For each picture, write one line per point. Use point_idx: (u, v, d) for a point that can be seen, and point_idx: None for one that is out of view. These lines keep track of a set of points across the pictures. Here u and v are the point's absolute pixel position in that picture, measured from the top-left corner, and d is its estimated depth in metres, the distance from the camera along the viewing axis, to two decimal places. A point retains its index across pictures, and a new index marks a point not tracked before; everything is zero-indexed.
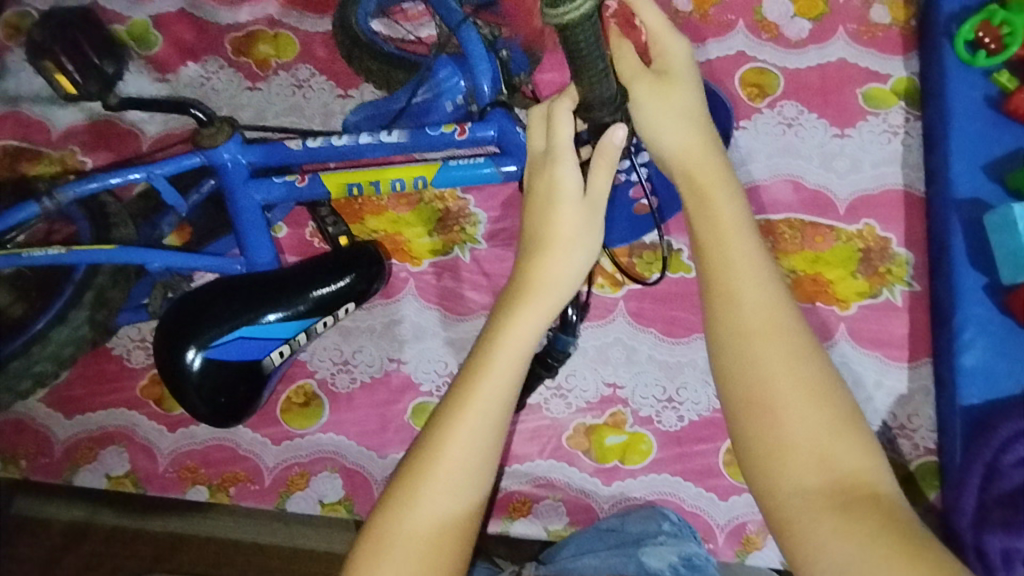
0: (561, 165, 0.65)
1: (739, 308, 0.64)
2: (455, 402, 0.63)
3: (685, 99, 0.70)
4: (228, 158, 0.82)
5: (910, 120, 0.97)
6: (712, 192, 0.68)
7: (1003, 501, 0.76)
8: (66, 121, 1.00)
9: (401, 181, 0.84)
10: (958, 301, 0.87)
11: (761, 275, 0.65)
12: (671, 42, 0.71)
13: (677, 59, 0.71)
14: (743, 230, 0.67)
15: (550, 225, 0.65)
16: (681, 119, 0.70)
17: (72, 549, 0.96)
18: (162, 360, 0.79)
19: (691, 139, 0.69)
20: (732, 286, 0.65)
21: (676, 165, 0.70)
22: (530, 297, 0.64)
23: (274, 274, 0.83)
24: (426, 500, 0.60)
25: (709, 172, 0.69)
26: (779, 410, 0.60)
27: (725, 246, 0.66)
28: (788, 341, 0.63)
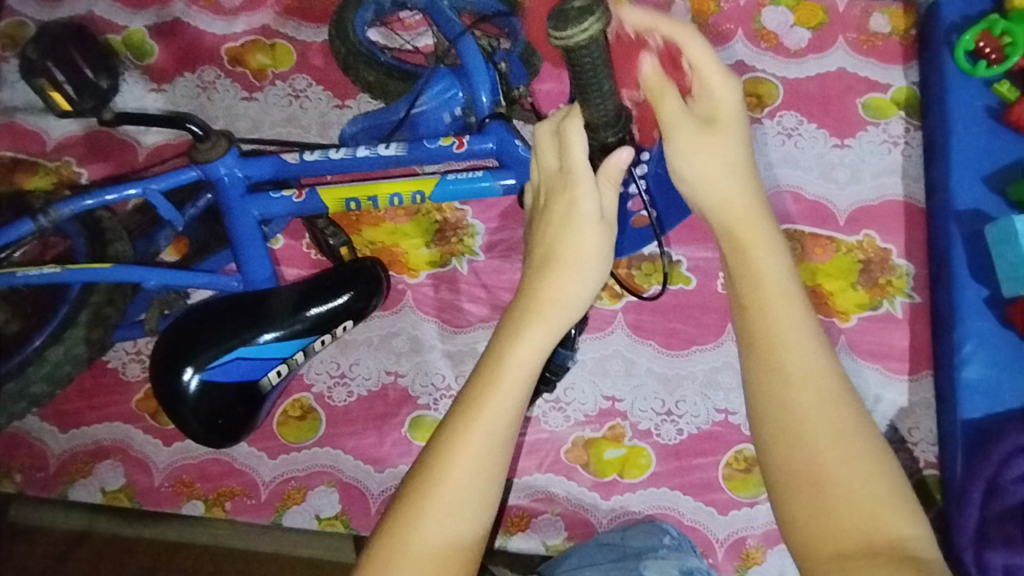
0: (572, 179, 0.63)
1: (785, 377, 0.60)
2: (459, 420, 0.60)
3: (729, 154, 0.67)
4: (225, 172, 0.81)
5: (911, 130, 0.97)
6: (754, 246, 0.65)
7: (1003, 517, 0.76)
8: (61, 132, 1.00)
9: (398, 195, 0.83)
10: (959, 313, 0.86)
11: (807, 329, 0.62)
12: (722, 88, 0.67)
13: (727, 108, 0.67)
14: (787, 291, 0.63)
15: (560, 245, 0.63)
16: (726, 175, 0.67)
17: (65, 559, 0.91)
18: (160, 381, 0.79)
19: (732, 192, 0.67)
20: (776, 351, 0.61)
21: (717, 220, 0.68)
22: (538, 315, 0.62)
23: (274, 292, 0.82)
24: (430, 525, 0.58)
25: (751, 225, 0.66)
26: (825, 477, 0.56)
27: (767, 298, 0.63)
28: (834, 410, 0.59)
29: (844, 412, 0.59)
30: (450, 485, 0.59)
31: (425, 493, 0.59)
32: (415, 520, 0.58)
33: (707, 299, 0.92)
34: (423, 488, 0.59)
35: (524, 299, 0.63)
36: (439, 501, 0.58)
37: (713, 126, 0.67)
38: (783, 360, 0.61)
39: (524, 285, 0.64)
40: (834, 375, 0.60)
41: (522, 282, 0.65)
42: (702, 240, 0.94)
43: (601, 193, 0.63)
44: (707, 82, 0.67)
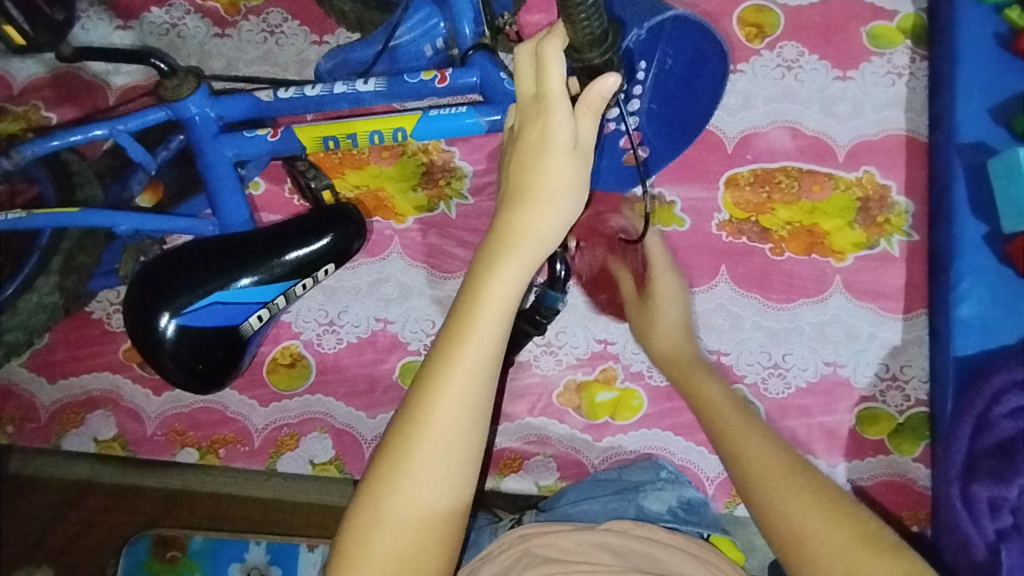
0: (548, 110, 0.59)
1: (773, 486, 0.66)
2: (442, 357, 0.59)
3: (669, 319, 0.84)
4: (196, 112, 0.77)
5: (916, 60, 0.93)
6: (696, 376, 0.80)
7: (992, 452, 0.76)
8: (27, 74, 0.95)
9: (378, 133, 0.79)
10: (958, 251, 0.85)
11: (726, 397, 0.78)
12: (666, 279, 0.85)
13: (664, 291, 0.84)
14: (751, 419, 0.73)
15: (536, 176, 0.60)
16: (669, 333, 0.83)
17: (71, 507, 0.93)
18: (135, 328, 0.77)
19: (678, 346, 0.83)
20: (754, 470, 0.68)
21: (667, 369, 0.83)
22: (511, 250, 0.60)
23: (251, 234, 0.80)
24: (419, 464, 0.58)
25: (692, 368, 0.81)
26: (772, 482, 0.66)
27: (695, 390, 0.80)
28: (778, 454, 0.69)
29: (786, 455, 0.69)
30: (437, 425, 0.58)
31: (411, 433, 0.58)
32: (406, 458, 0.58)
33: (701, 241, 0.90)
34: (409, 431, 0.58)
35: (497, 232, 0.61)
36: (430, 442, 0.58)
37: (654, 301, 0.84)
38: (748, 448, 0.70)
39: (497, 222, 0.61)
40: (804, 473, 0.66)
41: (495, 219, 0.62)
42: (697, 180, 0.92)
43: (579, 122, 0.60)
44: (652, 275, 0.85)
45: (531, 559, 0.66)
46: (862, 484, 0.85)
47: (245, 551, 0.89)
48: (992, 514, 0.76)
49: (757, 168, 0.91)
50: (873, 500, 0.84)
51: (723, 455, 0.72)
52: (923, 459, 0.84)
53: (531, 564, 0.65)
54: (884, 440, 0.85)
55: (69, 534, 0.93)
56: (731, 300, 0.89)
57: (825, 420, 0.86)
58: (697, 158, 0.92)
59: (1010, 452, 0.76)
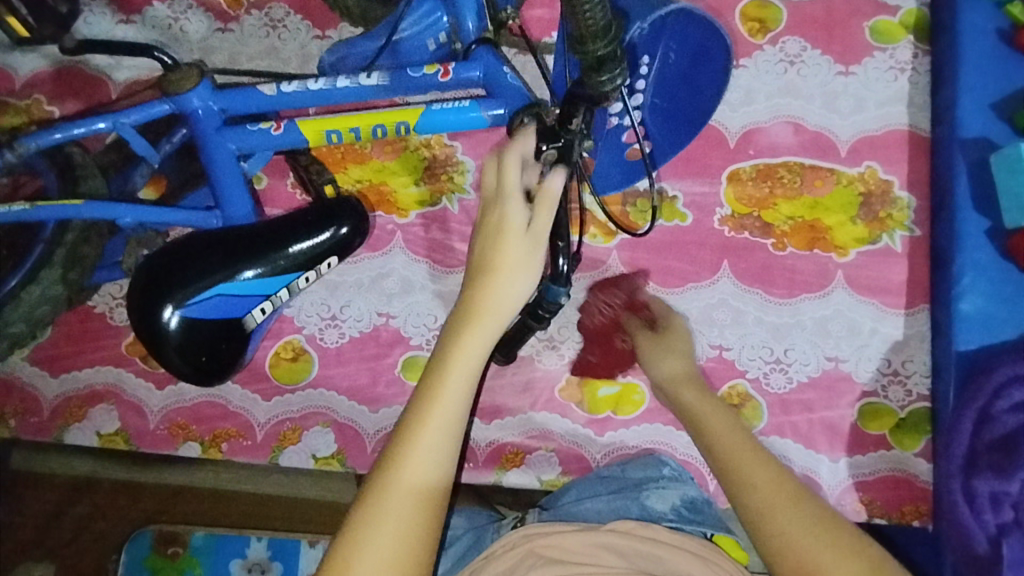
0: (510, 198, 0.69)
1: (782, 520, 0.68)
2: (414, 421, 0.66)
3: (682, 345, 0.85)
4: (199, 105, 0.77)
5: (918, 56, 0.93)
6: (701, 405, 0.80)
7: (993, 446, 0.76)
8: (29, 68, 0.95)
9: (382, 127, 0.79)
10: (959, 246, 0.85)
11: (729, 421, 0.78)
12: (677, 316, 0.88)
13: (676, 325, 0.87)
14: (757, 447, 0.74)
15: (496, 253, 0.70)
16: (679, 358, 0.84)
17: (76, 503, 0.96)
18: (139, 321, 0.77)
19: (685, 369, 0.83)
20: (761, 500, 0.70)
21: (671, 392, 0.82)
22: (475, 320, 0.69)
23: (255, 227, 0.80)
24: (386, 517, 0.62)
25: (698, 394, 0.81)
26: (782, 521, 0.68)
27: (700, 416, 0.79)
28: (786, 488, 0.70)
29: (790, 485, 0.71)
30: (405, 484, 0.64)
31: (381, 492, 0.63)
32: (387, 489, 0.64)
33: (704, 236, 0.90)
34: (380, 489, 0.64)
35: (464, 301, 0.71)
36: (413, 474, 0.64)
37: (668, 333, 0.86)
38: (757, 486, 0.71)
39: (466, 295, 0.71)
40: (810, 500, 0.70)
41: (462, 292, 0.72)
42: (699, 175, 0.92)
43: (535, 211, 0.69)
44: (664, 316, 0.88)
45: (536, 559, 0.67)
46: (864, 479, 0.85)
47: (246, 547, 0.92)
48: (994, 509, 0.76)
49: (759, 163, 0.91)
50: (875, 495, 0.84)
51: (725, 484, 0.73)
52: (925, 453, 0.85)
53: (535, 565, 0.66)
54: (885, 434, 0.85)
55: (74, 528, 0.96)
56: (733, 295, 0.89)
57: (827, 415, 0.86)
58: (700, 153, 0.92)
59: (1011, 446, 0.76)
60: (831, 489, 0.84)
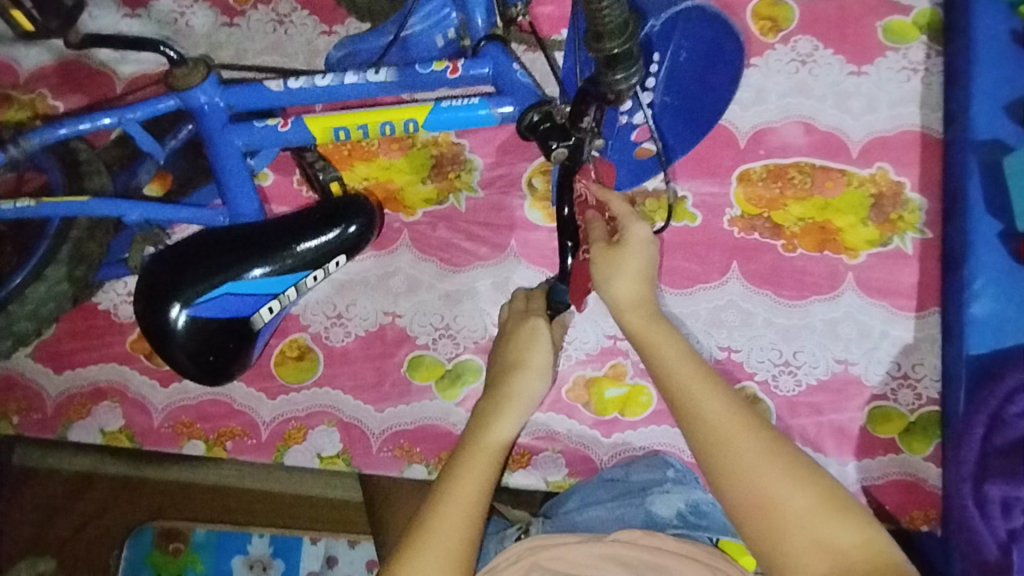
0: (532, 314, 0.81)
1: (740, 462, 0.62)
2: (466, 449, 0.71)
3: (637, 264, 0.70)
4: (205, 101, 0.76)
5: (932, 56, 0.92)
6: (658, 333, 0.69)
7: (1004, 451, 0.76)
8: (33, 62, 0.94)
9: (390, 124, 0.78)
10: (972, 249, 0.83)
11: (682, 353, 0.68)
12: (636, 224, 0.71)
13: (636, 238, 0.70)
14: (714, 379, 0.66)
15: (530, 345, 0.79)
16: (633, 280, 0.70)
17: (77, 499, 0.95)
18: (146, 320, 0.77)
19: (636, 291, 0.70)
20: (719, 443, 0.63)
21: (624, 315, 0.71)
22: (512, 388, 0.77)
23: (262, 226, 0.79)
24: (449, 517, 0.66)
25: (653, 322, 0.70)
26: (744, 470, 0.61)
27: (655, 346, 0.69)
28: (747, 427, 0.63)
29: (752, 425, 0.63)
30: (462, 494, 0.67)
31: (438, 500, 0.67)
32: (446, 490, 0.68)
33: (713, 237, 0.90)
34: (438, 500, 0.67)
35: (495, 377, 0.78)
36: (476, 461, 0.70)
37: (622, 247, 0.70)
38: (718, 426, 0.63)
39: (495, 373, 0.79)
40: (772, 434, 0.63)
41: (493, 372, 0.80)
42: (709, 175, 0.91)
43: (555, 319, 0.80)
44: (623, 222, 0.72)
45: (541, 572, 0.67)
46: (872, 484, 0.84)
47: (248, 544, 0.93)
48: (1004, 515, 0.75)
49: (769, 163, 0.90)
50: (883, 499, 0.84)
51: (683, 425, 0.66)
52: (935, 458, 0.84)
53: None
54: (894, 438, 0.85)
55: (75, 523, 0.96)
56: (743, 297, 0.88)
57: (836, 418, 0.86)
58: (709, 153, 0.91)
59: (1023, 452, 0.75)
60: None
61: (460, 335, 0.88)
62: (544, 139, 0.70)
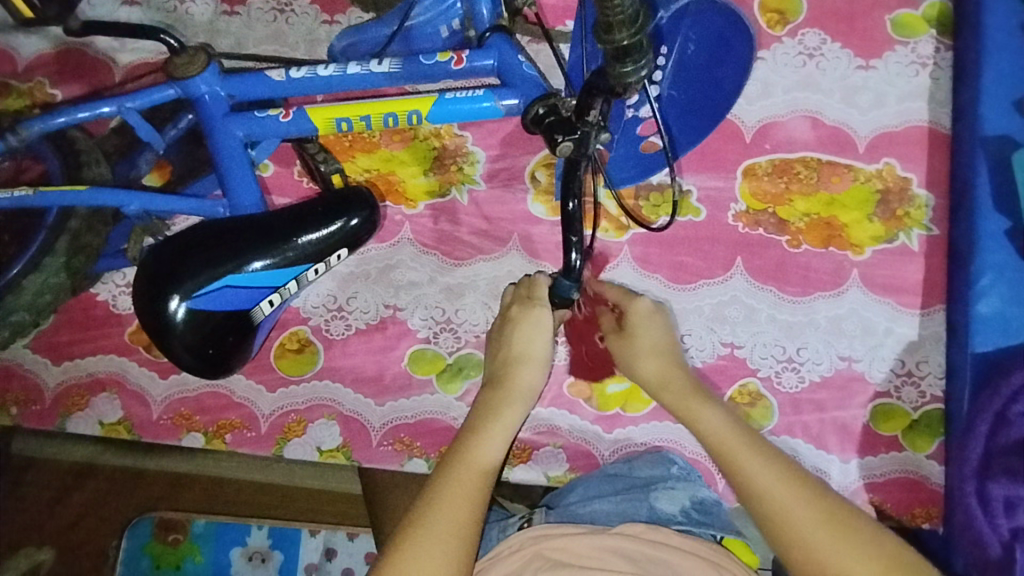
0: (536, 304, 0.79)
1: (801, 529, 0.65)
2: (455, 458, 0.70)
3: (648, 339, 0.81)
4: (206, 90, 0.75)
5: (940, 50, 0.91)
6: (695, 405, 0.76)
7: (1009, 450, 0.75)
8: (32, 50, 0.93)
9: (393, 116, 0.77)
10: (979, 246, 0.82)
11: (727, 424, 0.73)
12: (634, 301, 0.82)
13: (636, 315, 0.82)
14: (758, 445, 0.71)
15: (528, 345, 0.78)
16: (650, 357, 0.80)
17: (77, 489, 0.95)
18: (145, 311, 0.76)
19: (664, 369, 0.79)
20: (773, 509, 0.66)
21: (657, 392, 0.79)
22: (509, 395, 0.76)
23: (263, 217, 0.78)
24: (432, 526, 0.64)
25: (687, 395, 0.77)
26: (807, 537, 0.64)
27: (696, 417, 0.75)
28: (799, 492, 0.67)
29: (806, 487, 0.67)
30: (449, 502, 0.66)
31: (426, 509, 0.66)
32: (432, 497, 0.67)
33: (717, 232, 0.89)
34: (423, 508, 0.66)
35: (496, 380, 0.78)
36: (466, 468, 0.69)
37: (631, 330, 0.81)
38: (771, 494, 0.67)
39: (492, 378, 0.79)
40: (821, 494, 0.67)
41: (490, 377, 0.79)
42: (713, 169, 0.90)
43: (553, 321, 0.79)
44: (623, 303, 0.83)
45: (543, 562, 0.67)
46: (874, 480, 0.84)
47: (247, 535, 0.93)
48: (1009, 513, 0.74)
49: (775, 158, 0.90)
50: (885, 496, 0.83)
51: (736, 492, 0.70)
52: (938, 455, 0.84)
53: (543, 568, 0.67)
54: (897, 436, 0.84)
55: (75, 513, 0.96)
56: (747, 293, 0.88)
57: (839, 415, 0.85)
58: (715, 147, 0.90)
59: None
60: (841, 490, 0.84)
61: (461, 329, 0.88)
62: (550, 133, 0.68)
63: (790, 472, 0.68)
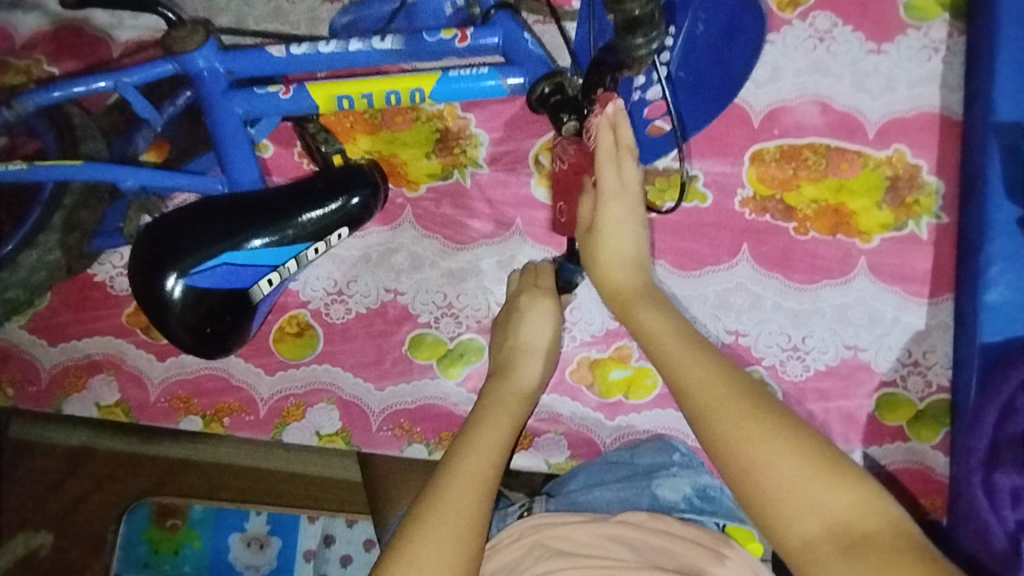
0: (545, 294, 0.80)
1: (728, 425, 0.55)
2: (458, 448, 0.68)
3: (616, 247, 0.69)
4: (203, 66, 0.73)
5: (954, 35, 0.89)
6: (640, 307, 0.66)
7: (1016, 441, 0.74)
8: (29, 27, 0.91)
9: (395, 94, 0.75)
10: (990, 234, 0.81)
11: (667, 322, 0.64)
12: (613, 201, 0.69)
13: (608, 218, 0.69)
14: (698, 342, 0.61)
15: (533, 334, 0.78)
16: (614, 264, 0.69)
17: (74, 473, 0.95)
18: (141, 289, 0.75)
19: (624, 278, 0.69)
20: (702, 406, 0.57)
21: (611, 301, 0.70)
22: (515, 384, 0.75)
23: (262, 195, 0.77)
24: (438, 523, 0.62)
25: (636, 297, 0.67)
26: (732, 436, 0.55)
27: (638, 319, 0.66)
28: (731, 389, 0.57)
29: (742, 386, 0.57)
30: (453, 496, 0.64)
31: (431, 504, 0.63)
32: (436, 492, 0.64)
33: (723, 218, 0.87)
34: (428, 503, 0.64)
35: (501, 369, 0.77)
36: (471, 457, 0.67)
37: (597, 229, 0.70)
38: (702, 391, 0.57)
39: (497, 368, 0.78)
40: (757, 394, 0.57)
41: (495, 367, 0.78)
42: (721, 154, 0.88)
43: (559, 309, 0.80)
44: (602, 199, 0.69)
45: (543, 551, 0.67)
46: (877, 470, 0.84)
47: (245, 520, 0.92)
48: (1015, 505, 0.73)
49: (783, 143, 0.88)
50: (889, 487, 0.83)
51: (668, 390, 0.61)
52: (943, 446, 0.83)
53: (542, 557, 0.66)
54: (903, 426, 0.83)
55: (71, 498, 0.95)
56: (752, 280, 0.86)
57: (844, 405, 0.84)
58: (722, 131, 0.89)
59: None
60: None
61: (463, 313, 0.87)
62: (555, 112, 0.69)
63: (725, 371, 0.58)
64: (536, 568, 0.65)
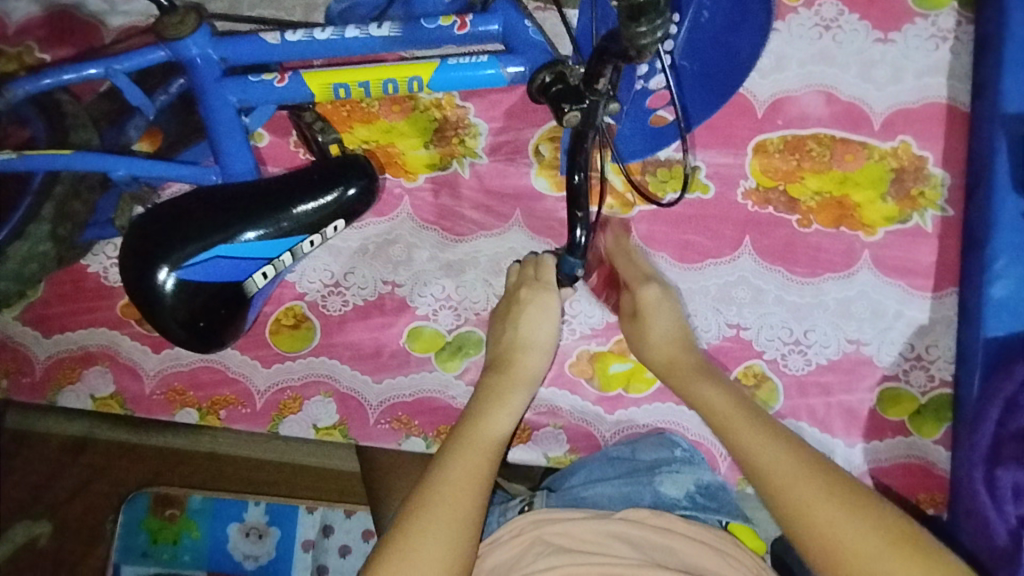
0: (547, 289, 0.79)
1: (802, 500, 0.64)
2: (455, 446, 0.68)
3: (659, 329, 0.79)
4: (197, 53, 0.72)
5: (962, 24, 0.87)
6: (700, 383, 0.75)
7: (1018, 437, 0.74)
8: (20, 13, 0.89)
9: (392, 82, 0.74)
10: (996, 228, 0.80)
11: (730, 402, 0.73)
12: (646, 287, 0.80)
13: (648, 301, 0.80)
14: (762, 421, 0.70)
15: (533, 330, 0.78)
16: (663, 343, 0.79)
17: (71, 463, 0.94)
18: (133, 281, 0.74)
19: (672, 354, 0.78)
20: (772, 480, 0.66)
21: (663, 374, 0.79)
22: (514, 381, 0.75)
23: (256, 187, 0.76)
24: (433, 520, 0.62)
25: (692, 370, 0.77)
26: (807, 509, 0.63)
27: (701, 396, 0.75)
28: (796, 463, 0.66)
29: (806, 459, 0.66)
30: (449, 494, 0.64)
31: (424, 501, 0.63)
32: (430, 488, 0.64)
33: (726, 210, 0.86)
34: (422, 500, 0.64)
35: (499, 365, 0.77)
36: (467, 454, 0.67)
37: (642, 314, 0.80)
38: (770, 469, 0.66)
39: (495, 364, 0.77)
40: (822, 467, 0.66)
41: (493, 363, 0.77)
42: (724, 145, 0.87)
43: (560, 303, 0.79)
44: (635, 286, 0.81)
45: (544, 547, 0.66)
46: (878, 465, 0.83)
47: (244, 511, 0.92)
48: (1017, 501, 0.73)
49: (788, 134, 0.87)
50: (890, 483, 0.82)
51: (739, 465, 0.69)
52: (945, 442, 0.82)
53: (543, 553, 0.66)
54: (905, 421, 0.83)
55: (68, 488, 0.94)
56: (754, 273, 0.85)
57: (845, 399, 0.83)
58: (725, 122, 0.87)
59: None
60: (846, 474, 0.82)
61: (462, 306, 0.86)
62: (556, 103, 0.67)
63: (792, 449, 0.67)
64: (536, 566, 0.64)
